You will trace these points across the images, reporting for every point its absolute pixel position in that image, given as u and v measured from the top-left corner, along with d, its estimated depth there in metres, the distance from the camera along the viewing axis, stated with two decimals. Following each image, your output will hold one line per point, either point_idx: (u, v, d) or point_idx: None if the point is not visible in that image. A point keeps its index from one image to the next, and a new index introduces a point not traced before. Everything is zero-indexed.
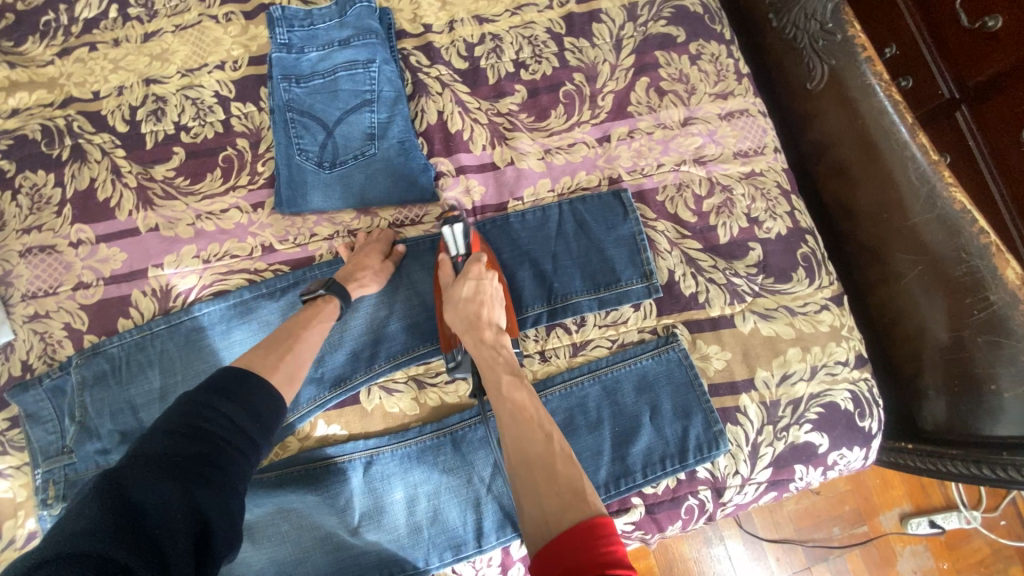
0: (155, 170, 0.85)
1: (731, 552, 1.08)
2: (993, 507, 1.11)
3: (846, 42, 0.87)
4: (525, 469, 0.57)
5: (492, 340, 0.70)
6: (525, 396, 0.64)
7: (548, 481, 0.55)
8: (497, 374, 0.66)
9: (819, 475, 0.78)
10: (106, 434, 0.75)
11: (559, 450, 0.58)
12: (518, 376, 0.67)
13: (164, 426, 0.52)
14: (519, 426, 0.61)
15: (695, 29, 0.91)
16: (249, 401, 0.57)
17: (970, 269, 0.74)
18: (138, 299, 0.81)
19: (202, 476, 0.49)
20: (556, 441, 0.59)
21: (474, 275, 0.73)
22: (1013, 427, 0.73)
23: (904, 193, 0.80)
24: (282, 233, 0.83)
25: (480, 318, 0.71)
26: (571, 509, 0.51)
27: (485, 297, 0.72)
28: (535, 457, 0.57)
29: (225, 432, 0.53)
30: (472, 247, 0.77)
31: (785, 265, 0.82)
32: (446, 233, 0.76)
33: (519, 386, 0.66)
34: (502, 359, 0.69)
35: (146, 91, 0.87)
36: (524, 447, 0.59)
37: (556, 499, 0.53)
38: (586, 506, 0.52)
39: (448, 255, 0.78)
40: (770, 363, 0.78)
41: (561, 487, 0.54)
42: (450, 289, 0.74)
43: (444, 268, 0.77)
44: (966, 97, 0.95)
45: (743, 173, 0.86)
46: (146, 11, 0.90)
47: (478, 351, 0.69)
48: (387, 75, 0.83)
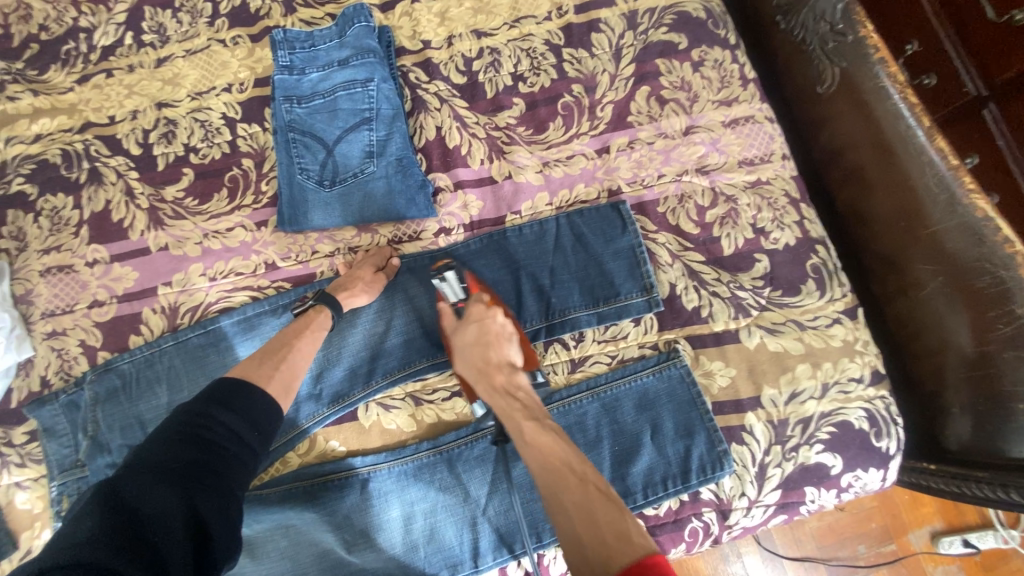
0: (166, 191, 0.87)
1: (749, 569, 1.04)
2: None
3: (858, 43, 0.82)
4: (566, 517, 0.55)
5: (504, 382, 0.69)
6: (551, 439, 0.62)
7: (592, 527, 0.53)
8: (512, 418, 0.65)
9: (833, 498, 0.74)
10: (116, 449, 0.78)
11: (595, 491, 0.56)
12: (538, 420, 0.65)
13: (165, 435, 0.54)
14: (551, 473, 0.59)
15: (697, 35, 0.89)
16: (247, 410, 0.59)
17: (995, 280, 0.70)
18: (149, 317, 0.83)
19: (200, 482, 0.51)
20: (592, 482, 0.57)
21: (476, 316, 0.73)
22: None
23: (922, 199, 0.76)
24: (284, 251, 0.85)
25: (489, 362, 0.70)
26: (618, 552, 0.50)
27: (490, 337, 0.72)
28: (574, 504, 0.55)
29: (223, 440, 0.55)
30: (470, 290, 0.77)
31: (793, 278, 0.79)
32: (442, 284, 0.76)
33: (541, 429, 0.64)
34: (518, 402, 0.67)
35: (158, 115, 0.90)
36: (561, 498, 0.56)
37: (601, 545, 0.51)
38: (634, 547, 0.50)
39: (449, 305, 0.77)
40: (778, 380, 0.75)
41: (605, 531, 0.52)
42: (454, 334, 0.74)
43: (448, 317, 0.76)
44: (994, 95, 0.89)
45: (748, 182, 0.84)
46: (159, 37, 0.94)
47: (494, 399, 0.69)
48: (385, 93, 0.84)
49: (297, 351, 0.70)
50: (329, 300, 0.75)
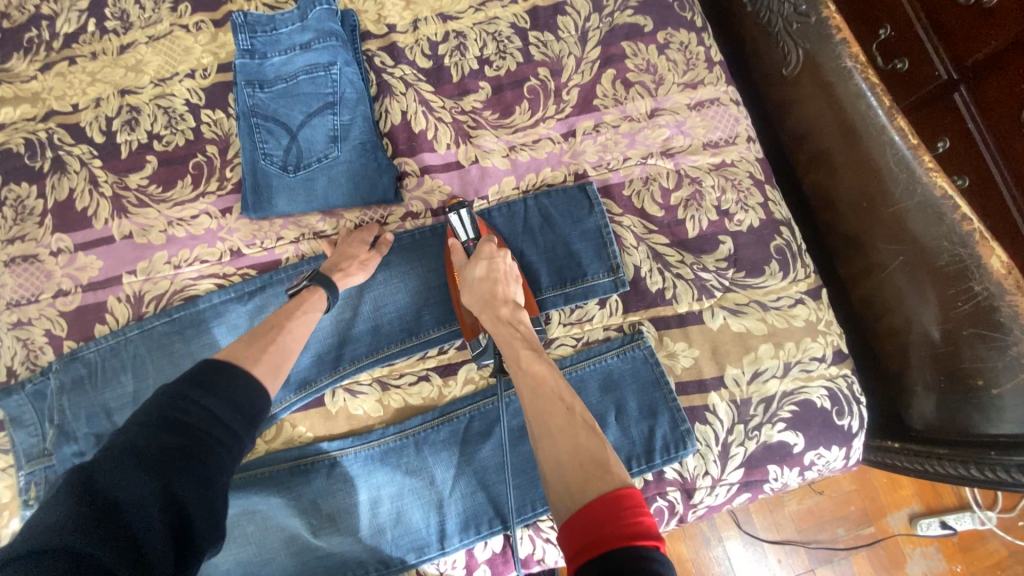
0: (130, 179, 0.86)
1: (731, 552, 1.05)
2: (1010, 508, 1.05)
3: (821, 24, 0.82)
4: (550, 440, 0.56)
5: (509, 316, 0.71)
6: (546, 368, 0.64)
7: (571, 449, 0.54)
8: (516, 348, 0.67)
9: (796, 476, 0.75)
10: (82, 437, 0.77)
11: (582, 422, 0.57)
12: (536, 350, 0.67)
13: (143, 419, 0.52)
14: (540, 400, 0.60)
15: (664, 18, 0.89)
16: (230, 394, 0.57)
17: (956, 258, 0.70)
18: (113, 306, 0.83)
19: (179, 469, 0.49)
20: (579, 415, 0.58)
21: (486, 254, 0.76)
22: (1015, 426, 0.68)
23: (884, 177, 0.76)
24: (249, 237, 0.84)
25: (495, 295, 0.73)
26: (595, 480, 0.50)
27: (498, 275, 0.74)
28: (560, 431, 0.56)
29: (204, 426, 0.53)
30: (481, 231, 0.79)
31: (757, 259, 0.80)
32: (455, 219, 0.79)
33: (538, 359, 0.66)
34: (519, 334, 0.69)
35: (122, 102, 0.89)
36: (546, 421, 0.58)
37: (580, 470, 0.52)
38: (610, 476, 0.50)
39: (458, 242, 0.79)
40: (741, 360, 0.76)
41: (585, 458, 0.53)
42: (463, 269, 0.76)
43: (456, 252, 0.78)
44: (964, 78, 0.89)
45: (713, 164, 0.84)
46: (122, 24, 0.92)
47: (496, 328, 0.70)
48: (349, 78, 0.84)
49: (287, 332, 0.68)
50: (323, 280, 0.74)
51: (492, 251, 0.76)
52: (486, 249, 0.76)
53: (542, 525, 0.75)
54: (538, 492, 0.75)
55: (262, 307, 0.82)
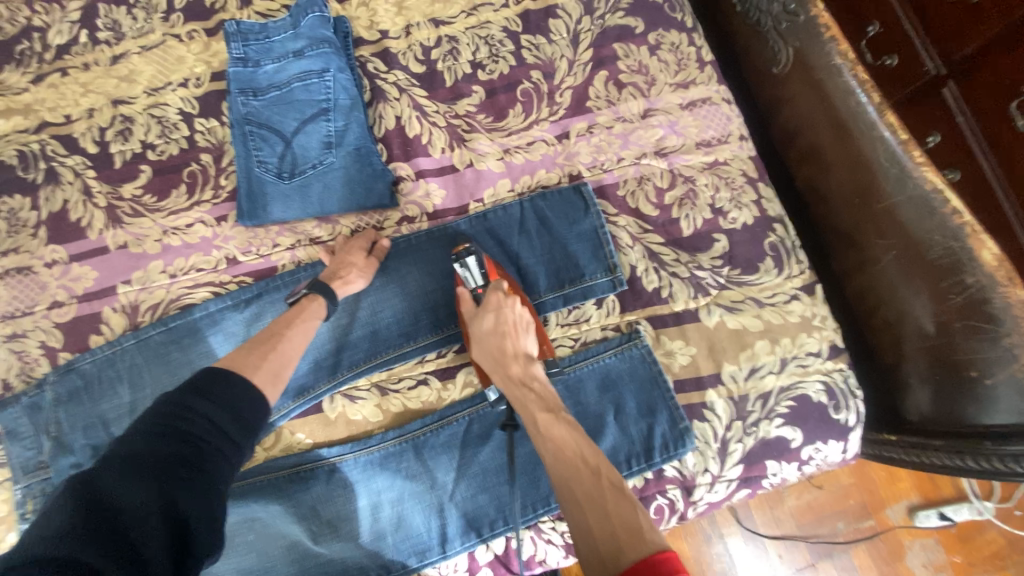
0: (124, 189, 0.86)
1: (732, 549, 1.06)
2: (1008, 498, 1.06)
3: (811, 22, 0.83)
4: (579, 509, 0.56)
5: (521, 374, 0.70)
6: (567, 433, 0.63)
7: (603, 520, 0.54)
8: (532, 411, 0.66)
9: (794, 470, 0.75)
10: (79, 449, 0.77)
11: (609, 487, 0.57)
12: (553, 411, 0.66)
13: (144, 427, 0.52)
14: (567, 466, 0.60)
15: (654, 19, 0.89)
16: (230, 401, 0.57)
17: (948, 251, 0.71)
18: (109, 316, 0.82)
19: (179, 477, 0.49)
20: (605, 477, 0.58)
21: (494, 305, 0.73)
22: (1011, 416, 0.69)
23: (875, 174, 0.77)
24: (245, 245, 0.84)
25: (505, 352, 0.71)
26: (628, 546, 0.51)
27: (507, 328, 0.72)
28: (586, 496, 0.57)
29: (204, 433, 0.53)
30: (489, 277, 0.77)
31: (751, 256, 0.80)
32: (461, 269, 0.76)
33: (555, 421, 0.65)
34: (533, 394, 0.69)
35: (115, 112, 0.89)
36: (574, 489, 0.58)
37: (612, 536, 0.52)
38: (644, 542, 0.51)
39: (467, 290, 0.77)
40: (737, 357, 0.76)
41: (616, 525, 0.53)
42: (472, 321, 0.74)
43: (465, 302, 0.76)
44: (952, 72, 0.90)
45: (705, 163, 0.85)
46: (115, 34, 0.92)
47: (508, 388, 0.70)
48: (342, 84, 0.84)
49: (286, 339, 0.68)
50: (322, 289, 0.74)
51: (500, 302, 0.73)
52: (493, 301, 0.73)
53: (543, 526, 0.75)
54: (539, 493, 0.75)
55: (259, 314, 0.82)
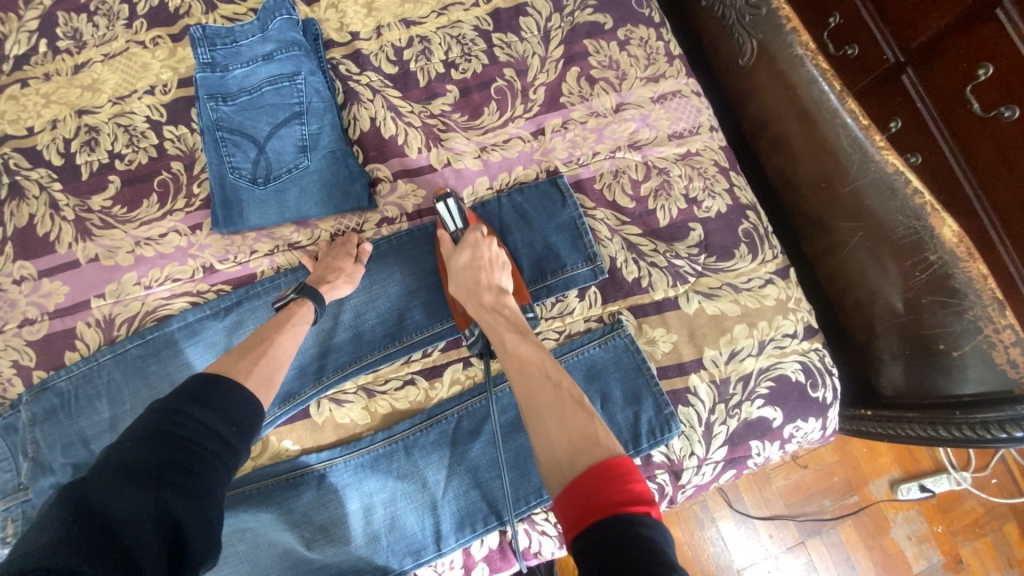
0: (92, 201, 0.84)
1: (724, 532, 1.08)
2: (982, 466, 1.11)
3: (772, 15, 0.85)
4: (539, 417, 0.56)
5: (492, 302, 0.72)
6: (531, 351, 0.64)
7: (559, 425, 0.55)
8: (500, 332, 0.68)
9: (777, 449, 0.78)
10: (59, 468, 0.75)
11: (568, 397, 0.58)
12: (521, 333, 0.68)
13: (136, 434, 0.52)
14: (528, 378, 0.61)
15: (623, 15, 0.91)
16: (224, 406, 0.56)
17: (911, 230, 0.73)
18: (83, 331, 0.80)
19: (173, 483, 0.49)
20: (566, 389, 0.59)
21: (471, 242, 0.77)
22: (980, 385, 0.71)
23: (840, 158, 0.79)
24: (221, 253, 0.83)
25: (479, 283, 0.74)
26: (583, 452, 0.51)
27: (482, 262, 0.75)
28: (548, 406, 0.57)
29: (199, 438, 0.53)
30: (469, 220, 0.80)
31: (726, 243, 0.82)
32: (442, 209, 0.78)
33: (522, 340, 0.66)
34: (503, 318, 0.71)
35: (80, 123, 0.87)
36: (534, 398, 0.58)
37: (569, 443, 0.53)
38: (600, 448, 0.52)
39: (447, 232, 0.80)
40: (717, 342, 0.78)
41: (573, 432, 0.53)
42: (449, 258, 0.77)
43: (443, 241, 0.79)
44: (911, 59, 0.94)
45: (678, 154, 0.86)
46: (75, 43, 0.90)
47: (480, 315, 0.72)
48: (314, 87, 0.83)
49: (277, 344, 0.67)
50: (311, 292, 0.74)
51: (477, 240, 0.76)
52: (471, 238, 0.77)
53: (536, 518, 0.75)
54: (530, 486, 0.75)
55: (239, 322, 0.81)
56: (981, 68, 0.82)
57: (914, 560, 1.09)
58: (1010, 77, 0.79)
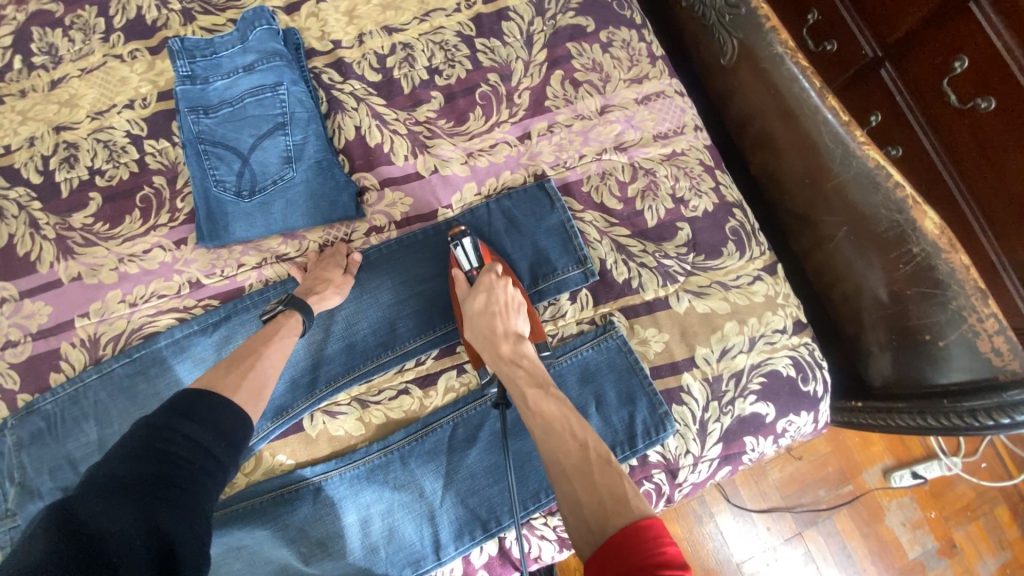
0: (73, 219, 0.83)
1: (722, 527, 1.08)
2: (972, 451, 1.13)
3: (752, 14, 0.86)
4: (568, 481, 0.58)
5: (510, 353, 0.72)
6: (554, 407, 0.65)
7: (590, 490, 0.56)
8: (521, 388, 0.68)
9: (771, 444, 0.78)
10: (48, 492, 0.73)
11: (595, 458, 0.59)
12: (543, 387, 0.67)
13: (122, 451, 0.51)
14: (554, 438, 0.62)
15: (604, 17, 0.92)
16: (213, 420, 0.56)
17: (894, 223, 0.74)
18: (68, 352, 0.79)
19: (161, 496, 0.48)
20: (592, 449, 0.60)
21: (486, 286, 0.75)
22: (965, 373, 0.73)
23: (822, 155, 0.80)
24: (208, 267, 0.82)
25: (495, 332, 0.73)
26: (614, 515, 0.52)
27: (498, 308, 0.74)
28: (575, 468, 0.58)
29: (187, 453, 0.52)
30: (484, 260, 0.78)
31: (714, 242, 0.83)
32: (457, 250, 0.78)
33: (545, 396, 0.66)
34: (523, 371, 0.70)
35: (58, 139, 0.85)
36: (561, 460, 0.60)
37: (599, 506, 0.54)
38: (630, 509, 0.52)
39: (461, 272, 0.79)
40: (709, 340, 0.79)
41: (602, 495, 0.55)
42: (464, 301, 0.76)
43: (458, 282, 0.78)
44: (888, 55, 0.96)
45: (664, 154, 0.87)
46: (51, 58, 0.88)
47: (498, 366, 0.71)
48: (297, 96, 0.83)
49: (265, 357, 0.67)
50: (298, 303, 0.73)
51: (491, 283, 0.75)
52: (485, 282, 0.75)
53: (535, 522, 0.75)
54: (528, 491, 0.75)
55: (228, 337, 0.80)
56: (957, 60, 0.83)
57: (909, 546, 1.10)
58: (987, 69, 0.80)
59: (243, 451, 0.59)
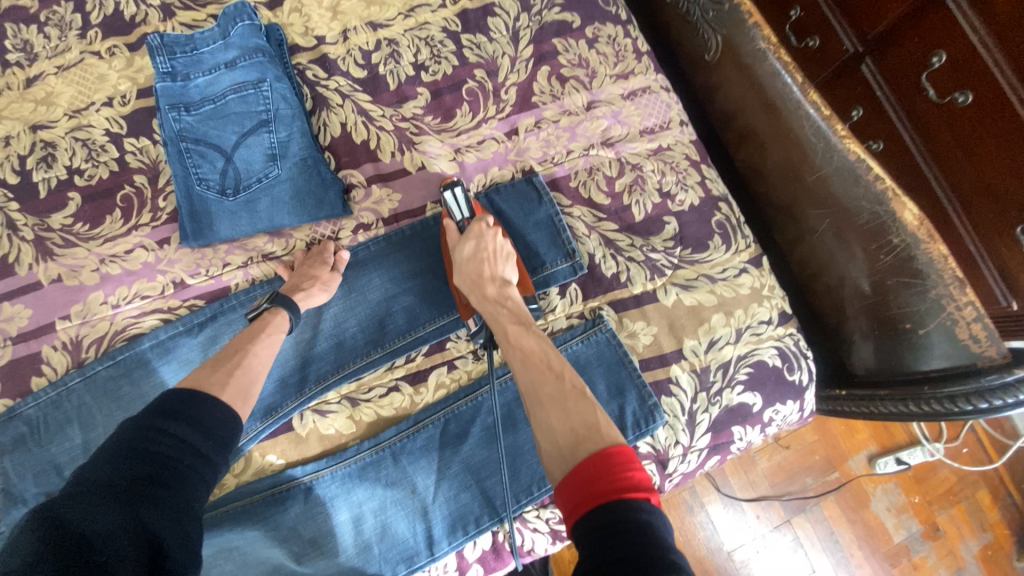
0: (52, 219, 0.81)
1: (713, 517, 1.10)
2: (954, 436, 1.16)
3: (735, 10, 0.85)
4: (542, 407, 0.58)
5: (495, 294, 0.74)
6: (534, 345, 0.66)
7: (563, 417, 0.56)
8: (504, 324, 0.70)
9: (758, 433, 0.80)
10: (31, 498, 0.72)
11: (571, 388, 0.59)
12: (524, 325, 0.69)
13: (109, 452, 0.50)
14: (531, 371, 0.62)
15: (590, 13, 0.92)
16: (201, 419, 0.56)
17: (875, 215, 0.75)
18: (49, 355, 0.77)
19: (150, 499, 0.48)
20: (568, 381, 0.60)
21: (476, 234, 0.76)
22: (945, 361, 0.75)
23: (805, 149, 0.81)
24: (192, 267, 0.80)
25: (483, 276, 0.74)
26: (586, 441, 0.53)
27: (486, 254, 0.76)
28: (551, 397, 0.59)
29: (176, 453, 0.52)
30: (476, 210, 0.80)
31: (700, 235, 0.84)
32: (449, 198, 0.78)
33: (526, 333, 0.68)
34: (508, 311, 0.72)
35: (35, 138, 0.83)
36: (537, 390, 0.60)
37: (571, 432, 0.54)
38: (601, 437, 0.53)
39: (453, 221, 0.80)
40: (696, 332, 0.80)
41: (575, 421, 0.55)
42: (453, 248, 0.77)
43: (449, 231, 0.79)
44: (869, 50, 0.97)
45: (650, 149, 0.88)
46: (26, 55, 0.86)
47: (484, 307, 0.73)
48: (281, 93, 0.82)
49: (252, 355, 0.66)
50: (285, 301, 0.73)
51: (481, 231, 0.76)
52: (475, 229, 0.76)
53: (528, 516, 0.76)
54: (521, 485, 0.76)
55: (215, 338, 0.79)
56: (935, 56, 0.85)
57: (894, 530, 1.13)
58: (962, 63, 0.82)
59: (234, 449, 0.58)
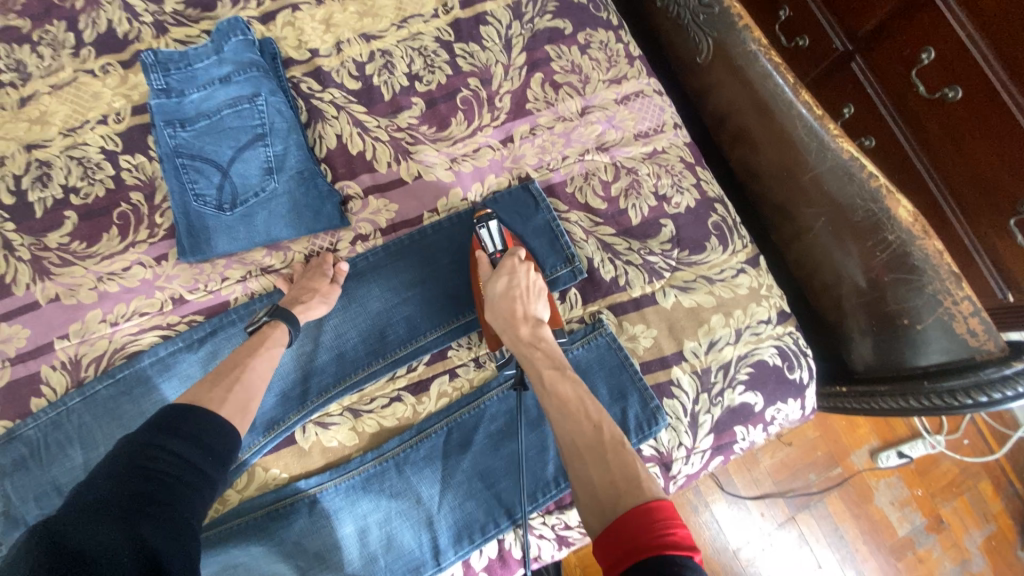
0: (49, 239, 0.81)
1: (718, 516, 1.10)
2: (954, 429, 1.17)
3: (724, 13, 0.88)
4: (581, 460, 0.58)
5: (529, 335, 0.73)
6: (570, 390, 0.66)
7: (602, 470, 0.56)
8: (539, 367, 0.69)
9: (761, 432, 0.80)
10: (33, 520, 0.71)
11: (609, 439, 0.59)
12: (559, 369, 0.69)
13: (105, 471, 0.50)
14: (568, 418, 0.62)
15: (581, 19, 0.93)
16: (199, 435, 0.56)
17: (869, 213, 0.76)
18: (48, 375, 0.77)
19: (147, 513, 0.47)
20: (606, 431, 0.60)
21: (508, 270, 0.77)
22: (943, 355, 0.75)
23: (799, 149, 0.82)
24: (191, 282, 0.80)
25: (516, 314, 0.74)
26: (626, 494, 0.53)
27: (519, 291, 0.75)
28: (588, 447, 0.59)
29: (174, 469, 0.52)
30: (507, 243, 0.80)
31: (697, 237, 0.84)
32: (482, 231, 0.80)
33: (561, 378, 0.68)
34: (541, 353, 0.71)
35: (29, 158, 0.83)
36: (576, 439, 0.60)
37: (612, 487, 0.54)
38: (642, 491, 0.53)
39: (484, 254, 0.81)
40: (696, 333, 0.80)
41: (615, 475, 0.55)
42: (486, 284, 0.77)
43: (482, 264, 0.79)
44: (858, 48, 0.98)
45: (645, 153, 0.88)
46: (19, 75, 0.86)
47: (516, 346, 0.72)
48: (275, 107, 0.82)
49: (252, 369, 0.66)
50: (284, 314, 0.73)
51: (514, 267, 0.77)
52: (508, 265, 0.77)
53: (533, 522, 0.76)
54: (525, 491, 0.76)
55: (215, 353, 0.79)
56: (924, 52, 0.86)
57: (899, 525, 1.13)
58: (952, 58, 0.83)
59: (231, 465, 0.58)
